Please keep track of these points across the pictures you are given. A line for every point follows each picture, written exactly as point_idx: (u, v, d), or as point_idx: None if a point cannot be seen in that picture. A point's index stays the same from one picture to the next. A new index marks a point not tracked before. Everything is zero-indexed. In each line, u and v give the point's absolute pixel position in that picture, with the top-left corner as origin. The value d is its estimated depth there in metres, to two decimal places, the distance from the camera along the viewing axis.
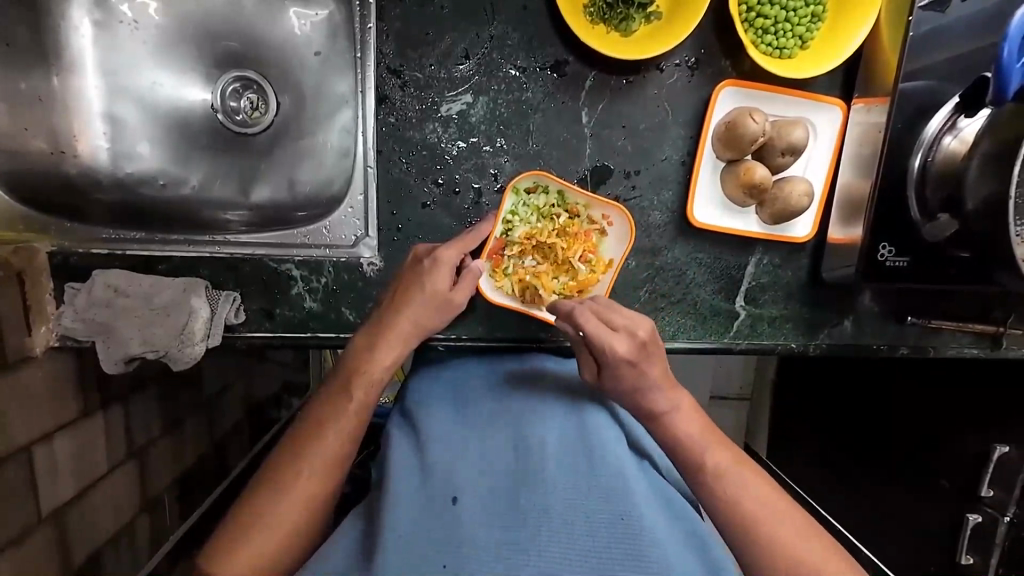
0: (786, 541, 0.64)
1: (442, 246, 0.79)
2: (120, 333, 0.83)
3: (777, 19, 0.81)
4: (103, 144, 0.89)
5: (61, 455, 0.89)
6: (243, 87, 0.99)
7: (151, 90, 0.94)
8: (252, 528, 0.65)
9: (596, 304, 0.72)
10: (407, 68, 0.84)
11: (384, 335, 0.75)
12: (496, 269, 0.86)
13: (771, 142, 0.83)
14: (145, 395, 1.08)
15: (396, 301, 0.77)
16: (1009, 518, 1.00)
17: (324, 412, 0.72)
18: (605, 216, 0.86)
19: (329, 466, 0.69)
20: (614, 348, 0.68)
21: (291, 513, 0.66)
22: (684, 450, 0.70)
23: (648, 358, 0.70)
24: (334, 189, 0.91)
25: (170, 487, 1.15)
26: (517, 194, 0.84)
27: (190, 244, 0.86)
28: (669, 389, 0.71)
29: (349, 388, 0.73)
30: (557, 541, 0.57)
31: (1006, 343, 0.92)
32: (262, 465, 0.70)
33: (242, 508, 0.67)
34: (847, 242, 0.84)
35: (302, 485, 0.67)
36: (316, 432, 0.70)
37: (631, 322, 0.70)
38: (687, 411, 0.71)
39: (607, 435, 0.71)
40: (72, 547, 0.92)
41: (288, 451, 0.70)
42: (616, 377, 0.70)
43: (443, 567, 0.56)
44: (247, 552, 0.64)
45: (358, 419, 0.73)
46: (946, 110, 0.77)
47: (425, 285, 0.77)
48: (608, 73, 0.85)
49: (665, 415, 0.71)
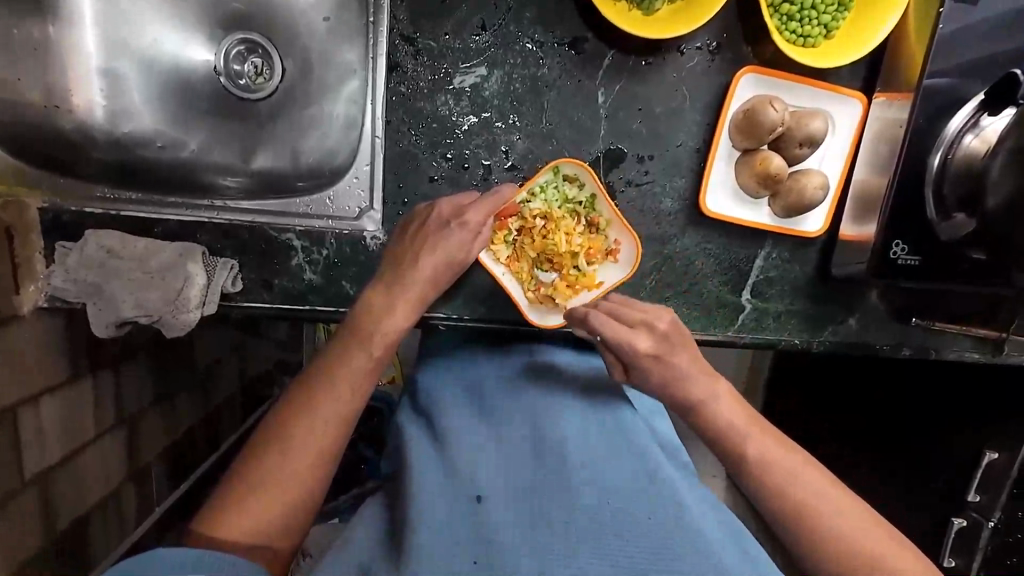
0: (803, 490, 0.67)
1: (467, 207, 0.76)
2: (111, 296, 0.80)
3: (803, 6, 0.79)
4: (99, 100, 0.86)
5: (47, 419, 0.87)
6: (247, 51, 0.96)
7: (151, 46, 0.90)
8: (255, 491, 0.63)
9: (608, 305, 0.76)
10: (420, 36, 0.81)
11: (400, 295, 0.73)
12: (497, 232, 0.84)
13: (790, 132, 0.81)
14: (136, 363, 1.06)
15: (413, 259, 0.74)
16: (993, 522, 1.02)
17: (331, 372, 0.69)
18: (617, 241, 0.85)
19: (334, 429, 0.67)
20: (635, 341, 0.72)
21: (296, 475, 0.65)
22: (719, 425, 0.72)
23: (674, 350, 0.73)
24: (339, 160, 0.89)
25: (159, 458, 1.13)
26: (555, 176, 0.83)
27: (187, 208, 0.84)
28: (710, 377, 0.74)
29: (361, 346, 0.71)
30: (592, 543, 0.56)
31: (1007, 348, 0.92)
32: (261, 428, 0.68)
33: (244, 469, 0.65)
34: (859, 240, 0.84)
35: (307, 447, 0.66)
36: (319, 394, 0.68)
37: (649, 315, 0.74)
38: (725, 397, 0.73)
39: (631, 433, 0.71)
40: (57, 512, 0.91)
41: (292, 409, 0.68)
42: (645, 372, 0.74)
43: (475, 563, 0.56)
44: (251, 513, 0.62)
45: (367, 379, 0.71)
46: (968, 108, 0.76)
47: (445, 246, 0.75)
48: (627, 53, 0.83)
49: (703, 403, 0.73)
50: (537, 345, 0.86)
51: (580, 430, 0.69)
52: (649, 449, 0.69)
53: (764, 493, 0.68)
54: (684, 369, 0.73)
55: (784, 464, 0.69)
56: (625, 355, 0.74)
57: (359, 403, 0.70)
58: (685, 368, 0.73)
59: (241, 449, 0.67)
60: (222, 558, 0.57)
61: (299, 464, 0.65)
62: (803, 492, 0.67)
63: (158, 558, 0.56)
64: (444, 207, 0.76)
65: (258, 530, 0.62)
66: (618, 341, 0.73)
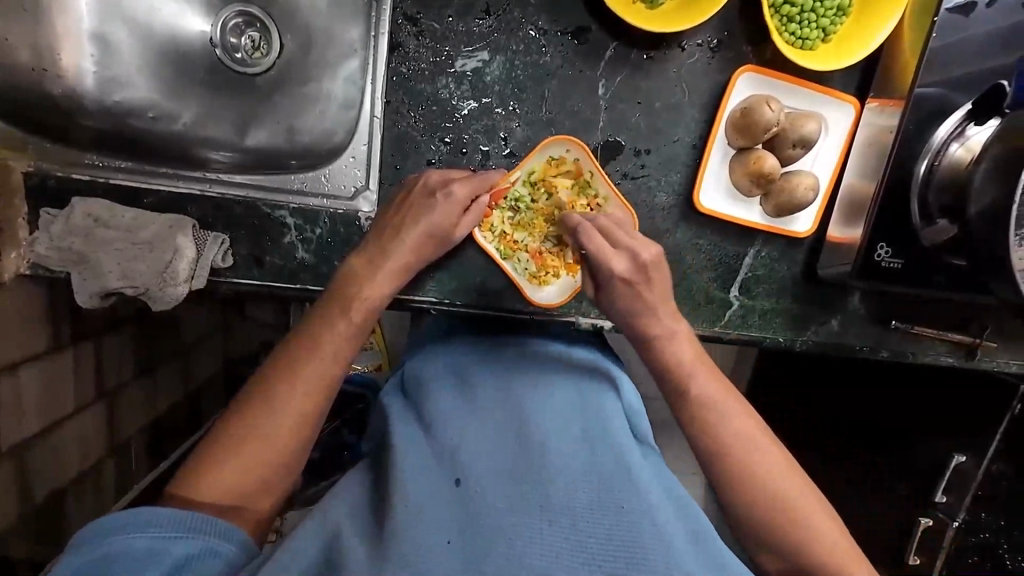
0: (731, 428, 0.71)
1: (454, 180, 0.77)
2: (97, 264, 0.78)
3: (803, 8, 0.81)
4: (90, 67, 0.82)
5: (26, 388, 0.85)
6: (245, 24, 0.94)
7: (146, 13, 0.88)
8: (230, 455, 0.63)
9: (605, 222, 0.74)
10: (424, 17, 0.81)
11: (383, 263, 0.73)
12: (484, 220, 0.84)
13: (784, 133, 0.82)
14: (119, 337, 1.04)
15: (399, 230, 0.74)
16: (957, 522, 1.08)
17: (311, 339, 0.69)
18: (613, 219, 0.86)
19: (316, 395, 0.67)
20: (613, 260, 0.71)
21: (273, 441, 0.64)
22: (668, 372, 0.73)
23: (648, 284, 0.72)
24: (335, 139, 0.88)
25: (138, 434, 1.11)
26: (553, 155, 0.84)
27: (179, 179, 0.83)
28: (673, 317, 0.74)
29: (343, 314, 0.70)
30: (563, 531, 0.56)
31: (979, 354, 0.96)
32: (239, 396, 0.67)
33: (221, 432, 0.64)
34: (846, 242, 0.86)
35: (286, 411, 0.65)
36: (299, 360, 0.68)
37: (635, 244, 0.72)
38: (681, 339, 0.74)
39: (612, 420, 0.72)
40: (34, 484, 0.89)
41: (273, 375, 0.67)
42: (613, 296, 0.73)
43: (449, 544, 0.56)
44: (226, 476, 0.62)
45: (349, 347, 0.71)
46: (956, 117, 0.78)
47: (430, 217, 0.75)
48: (629, 47, 0.83)
49: (659, 341, 0.73)
50: (522, 335, 0.87)
51: (562, 419, 0.69)
52: (632, 446, 0.69)
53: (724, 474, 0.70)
54: (648, 302, 0.72)
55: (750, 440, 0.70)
56: (601, 275, 0.73)
57: (341, 370, 0.70)
58: (650, 301, 0.73)
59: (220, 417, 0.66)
60: (207, 518, 0.59)
61: (276, 427, 0.64)
62: (759, 466, 0.69)
63: (141, 515, 0.57)
64: (434, 176, 0.77)
65: (234, 494, 0.62)
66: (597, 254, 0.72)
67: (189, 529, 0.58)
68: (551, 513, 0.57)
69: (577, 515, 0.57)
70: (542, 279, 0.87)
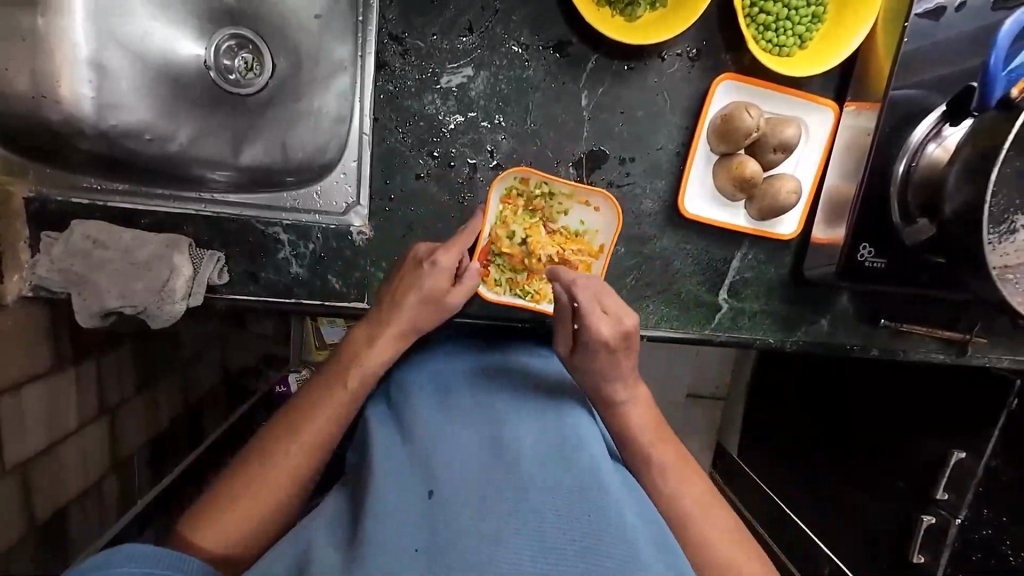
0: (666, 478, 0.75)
1: (441, 247, 0.79)
2: (96, 285, 0.80)
3: (778, 16, 0.82)
4: (87, 92, 0.84)
5: (29, 407, 0.87)
6: (238, 46, 0.97)
7: (142, 40, 0.90)
8: (230, 503, 0.68)
9: (596, 284, 0.78)
10: (409, 36, 0.83)
11: (381, 333, 0.77)
12: (486, 277, 0.87)
13: (765, 137, 0.84)
14: (120, 354, 1.06)
15: (395, 300, 0.78)
16: (961, 520, 1.06)
17: (314, 403, 0.74)
18: (591, 203, 0.86)
19: (311, 454, 0.72)
20: (601, 327, 0.74)
21: (270, 493, 0.69)
22: (621, 432, 0.77)
23: (626, 352, 0.77)
24: (327, 157, 0.89)
25: (141, 450, 1.13)
26: (507, 188, 0.86)
27: (174, 200, 0.85)
28: (632, 384, 0.79)
29: (342, 381, 0.75)
30: (529, 536, 0.57)
31: (971, 350, 0.96)
32: (245, 452, 0.73)
33: (226, 478, 0.70)
34: (830, 242, 0.87)
35: (280, 470, 0.70)
36: (300, 422, 0.73)
37: (620, 311, 0.76)
38: (641, 403, 0.79)
39: (586, 428, 0.74)
40: (37, 501, 0.91)
41: (275, 436, 0.72)
42: (589, 358, 0.76)
43: (416, 551, 0.58)
44: (224, 524, 0.66)
45: (346, 413, 0.75)
46: (930, 119, 0.80)
47: (420, 288, 0.77)
48: (611, 58, 0.85)
49: (624, 405, 0.78)
50: (515, 348, 0.89)
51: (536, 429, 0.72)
52: (603, 454, 0.70)
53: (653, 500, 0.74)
54: (622, 369, 0.77)
55: (674, 471, 0.75)
56: (587, 336, 0.75)
57: (332, 433, 0.73)
58: (622, 371, 0.77)
59: (228, 467, 0.72)
60: (182, 555, 0.60)
61: (272, 480, 0.69)
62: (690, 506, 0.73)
63: (120, 552, 0.58)
64: (421, 248, 0.80)
65: (231, 543, 0.67)
66: (588, 319, 0.75)
67: (168, 566, 0.59)
68: (517, 518, 0.59)
69: (542, 522, 0.59)
70: None
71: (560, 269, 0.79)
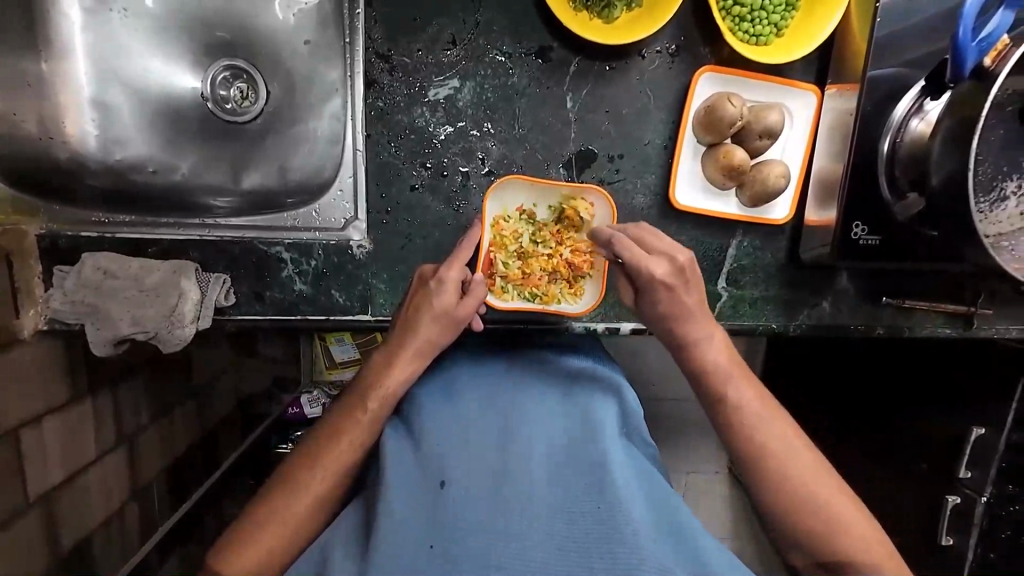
0: (762, 429, 0.75)
1: (444, 265, 0.81)
2: (108, 315, 0.83)
3: (753, 6, 0.84)
4: (91, 130, 0.88)
5: (50, 439, 0.89)
6: (233, 76, 1.00)
7: (143, 78, 0.94)
8: (257, 526, 0.69)
9: (636, 231, 0.81)
10: (395, 53, 0.86)
11: (397, 355, 0.79)
12: (495, 286, 0.88)
13: (749, 126, 0.85)
14: (134, 383, 1.08)
15: (412, 318, 0.80)
16: (986, 498, 1.04)
17: (336, 426, 0.76)
18: (584, 198, 0.87)
19: (331, 478, 0.73)
20: (655, 267, 0.77)
21: (292, 519, 0.70)
22: (706, 376, 0.78)
23: (686, 286, 0.78)
24: (325, 176, 0.92)
25: (160, 476, 1.14)
26: (498, 199, 0.88)
27: (179, 228, 0.88)
28: (707, 322, 0.80)
29: (361, 403, 0.77)
30: (534, 538, 0.64)
31: (977, 323, 0.96)
32: (271, 479, 0.74)
33: (252, 505, 0.72)
34: (823, 224, 0.88)
35: (306, 492, 0.71)
36: (322, 448, 0.74)
37: (670, 249, 0.78)
38: (719, 344, 0.79)
39: (594, 418, 0.78)
40: (62, 531, 0.92)
41: (297, 462, 0.74)
42: (653, 300, 0.79)
43: (431, 548, 0.64)
44: (250, 553, 0.68)
45: (365, 434, 0.75)
46: (911, 94, 0.82)
47: (432, 305, 0.79)
48: (591, 60, 0.87)
49: (699, 345, 0.79)
50: (530, 351, 0.90)
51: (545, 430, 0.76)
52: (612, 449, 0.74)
53: (740, 445, 0.75)
54: (687, 304, 0.79)
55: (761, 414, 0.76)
56: (641, 279, 0.78)
57: (354, 458, 0.74)
58: (690, 305, 0.79)
59: (255, 495, 0.74)
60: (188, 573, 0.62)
61: (296, 503, 0.71)
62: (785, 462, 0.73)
63: None
64: (430, 268, 0.82)
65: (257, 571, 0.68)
66: (636, 264, 0.78)
67: None
68: (523, 521, 0.65)
69: (548, 522, 0.65)
70: (577, 286, 0.90)
71: (602, 228, 0.82)
